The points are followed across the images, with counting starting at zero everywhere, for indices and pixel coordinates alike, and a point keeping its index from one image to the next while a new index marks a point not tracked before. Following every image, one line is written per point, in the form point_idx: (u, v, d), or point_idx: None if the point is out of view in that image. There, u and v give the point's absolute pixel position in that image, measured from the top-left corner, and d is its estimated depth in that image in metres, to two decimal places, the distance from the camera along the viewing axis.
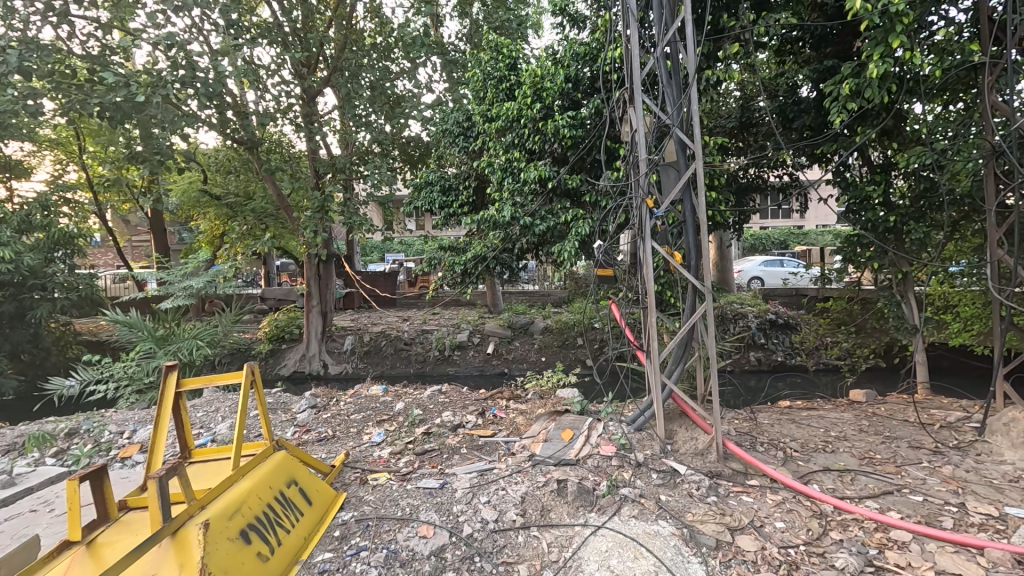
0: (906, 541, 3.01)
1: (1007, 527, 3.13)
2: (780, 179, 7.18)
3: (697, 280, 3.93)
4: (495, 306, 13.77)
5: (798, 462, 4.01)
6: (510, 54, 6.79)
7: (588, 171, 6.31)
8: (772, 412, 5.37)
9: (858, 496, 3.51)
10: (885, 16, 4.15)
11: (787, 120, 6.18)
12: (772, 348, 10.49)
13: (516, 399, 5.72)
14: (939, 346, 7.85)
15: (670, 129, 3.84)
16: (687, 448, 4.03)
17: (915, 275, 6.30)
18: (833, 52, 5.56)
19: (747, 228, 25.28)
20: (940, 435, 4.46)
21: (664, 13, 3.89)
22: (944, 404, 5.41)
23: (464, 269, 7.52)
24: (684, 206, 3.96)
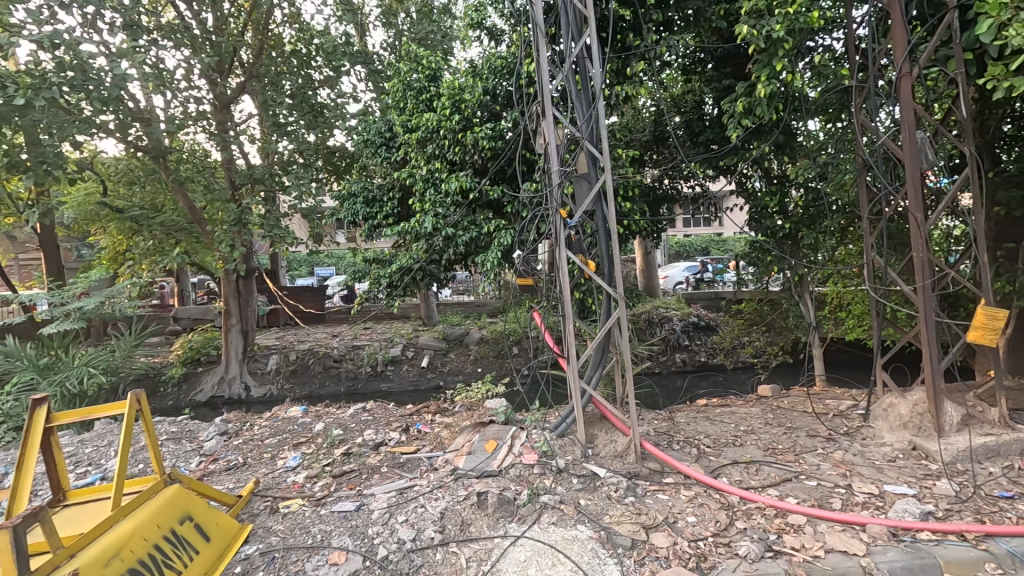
0: (801, 525, 3.24)
1: (886, 504, 3.46)
2: (692, 190, 7.62)
3: (611, 287, 4.06)
4: (430, 318, 13.63)
5: (710, 458, 4.22)
6: (430, 66, 6.80)
7: (509, 182, 6.50)
8: (689, 411, 5.63)
9: (762, 485, 3.74)
10: (769, 40, 4.56)
11: (693, 135, 6.63)
12: (695, 349, 11.04)
13: (443, 412, 5.65)
14: (839, 342, 8.79)
15: (581, 142, 3.97)
16: (607, 451, 4.14)
17: (811, 277, 6.84)
18: (731, 72, 5.99)
19: (670, 238, 26.74)
20: (833, 423, 4.86)
21: (572, 27, 4.00)
22: (838, 394, 5.92)
23: (390, 282, 7.35)
24: (596, 216, 4.09)
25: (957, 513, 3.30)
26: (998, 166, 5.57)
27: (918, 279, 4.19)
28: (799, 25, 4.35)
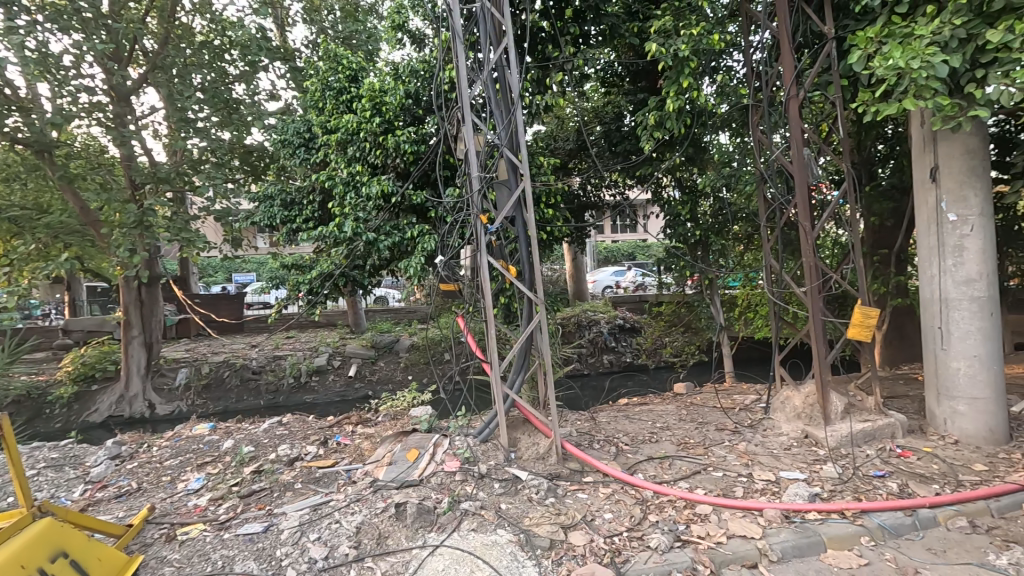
0: (707, 514, 3.44)
1: (781, 489, 3.75)
2: (613, 198, 7.93)
3: (532, 292, 4.12)
4: (358, 325, 13.22)
5: (627, 455, 4.39)
6: (350, 66, 6.61)
7: (432, 187, 6.51)
8: (610, 410, 5.83)
9: (674, 479, 3.94)
10: (676, 58, 4.90)
11: (611, 144, 6.98)
12: (621, 351, 11.47)
13: (365, 422, 5.48)
14: (748, 341, 9.47)
15: (501, 149, 4.03)
16: (529, 453, 4.18)
17: (720, 280, 7.32)
18: (646, 87, 6.51)
19: (599, 244, 27.78)
20: (738, 417, 5.23)
21: (490, 33, 4.04)
22: (743, 389, 6.38)
23: (311, 289, 7.03)
24: (516, 222, 4.15)
25: (839, 493, 3.65)
26: (874, 181, 6.26)
27: (807, 282, 4.60)
28: (702, 46, 4.79)
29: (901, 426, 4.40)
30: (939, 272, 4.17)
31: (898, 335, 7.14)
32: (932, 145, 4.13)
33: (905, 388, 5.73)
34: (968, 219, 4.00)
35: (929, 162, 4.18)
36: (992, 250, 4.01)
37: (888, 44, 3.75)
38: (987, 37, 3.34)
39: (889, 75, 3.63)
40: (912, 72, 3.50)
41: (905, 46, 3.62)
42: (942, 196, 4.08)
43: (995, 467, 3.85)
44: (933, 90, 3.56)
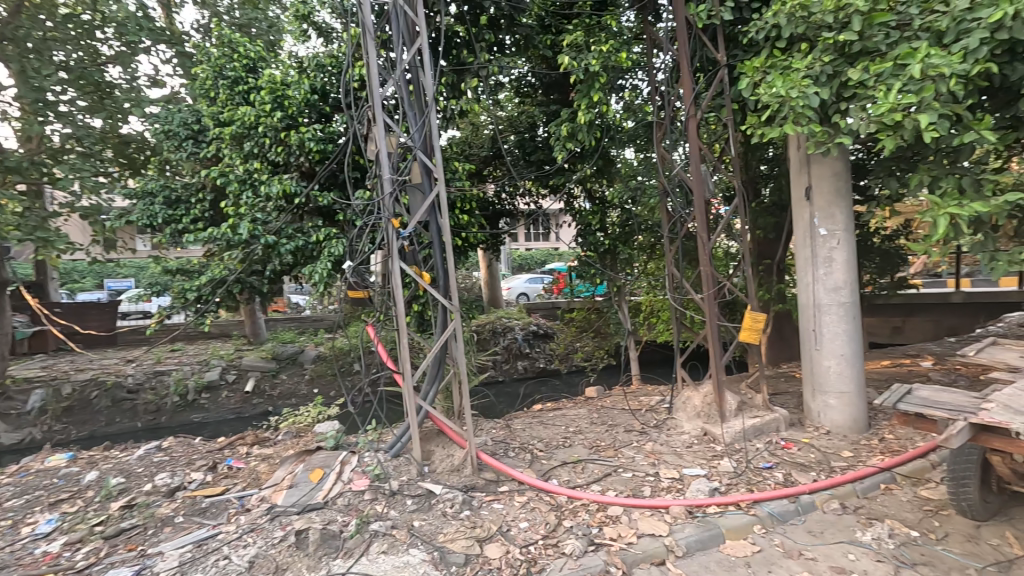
0: (618, 515, 3.53)
1: (685, 486, 3.96)
2: (527, 206, 8.03)
3: (446, 299, 4.01)
4: (257, 335, 12.21)
5: (542, 461, 4.41)
6: (248, 55, 6.10)
7: (340, 188, 6.18)
8: (525, 417, 5.85)
9: (587, 482, 4.02)
10: (587, 73, 5.12)
11: (525, 154, 7.08)
12: (535, 356, 11.65)
13: (262, 442, 5.02)
14: (651, 344, 9.94)
15: (414, 152, 3.90)
16: (444, 466, 4.05)
17: (628, 288, 7.68)
18: (557, 99, 6.72)
19: (513, 251, 28.26)
20: (644, 417, 5.48)
21: (403, 31, 3.90)
22: (649, 391, 6.71)
23: (199, 296, 6.34)
24: (430, 227, 4.02)
25: (735, 486, 3.92)
26: (758, 198, 6.91)
27: (704, 289, 4.94)
28: (610, 62, 5.04)
29: (784, 420, 4.83)
30: (812, 280, 4.66)
31: (778, 336, 7.96)
32: (806, 167, 4.62)
33: (786, 385, 6.34)
34: (835, 234, 4.53)
35: (804, 182, 4.66)
36: (854, 262, 4.56)
37: (771, 73, 4.15)
38: (849, 74, 3.81)
39: (772, 101, 4.01)
40: (791, 100, 3.89)
41: (785, 77, 4.02)
42: (815, 213, 4.58)
43: (859, 453, 4.36)
44: (808, 117, 3.98)
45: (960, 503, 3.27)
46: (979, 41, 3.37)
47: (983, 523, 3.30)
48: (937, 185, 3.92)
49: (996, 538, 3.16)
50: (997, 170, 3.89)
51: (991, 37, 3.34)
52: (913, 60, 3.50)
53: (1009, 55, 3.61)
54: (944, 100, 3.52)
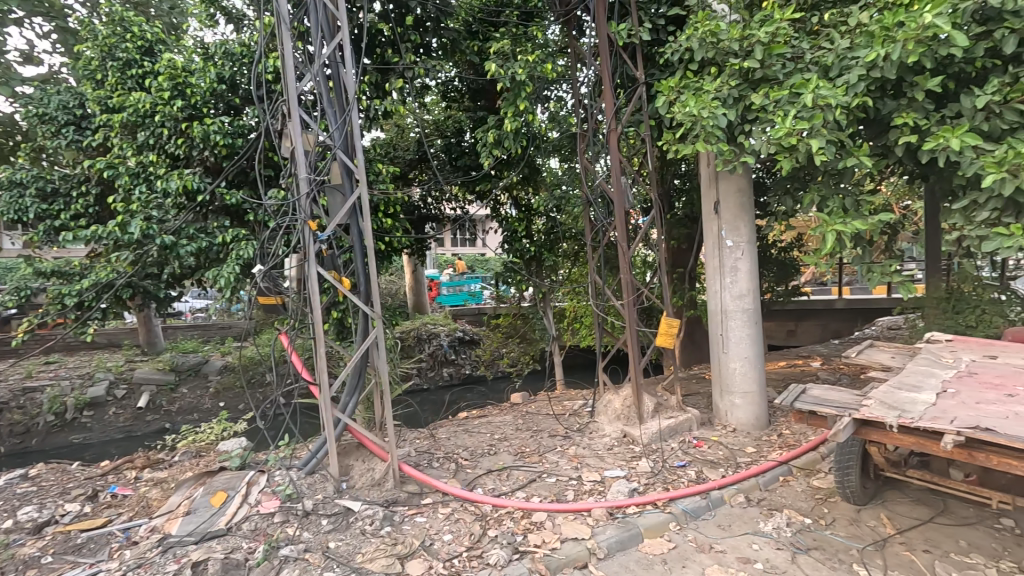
0: (542, 521, 3.55)
1: (606, 488, 4.07)
2: (454, 212, 7.95)
3: (368, 306, 3.84)
4: (153, 345, 11.10)
5: (467, 470, 4.34)
6: (144, 36, 5.55)
7: (250, 186, 5.77)
8: (450, 425, 5.74)
9: (512, 490, 4.00)
10: (514, 81, 5.17)
11: (452, 158, 7.03)
12: (460, 363, 11.55)
13: (155, 465, 4.53)
14: (575, 349, 10.22)
15: (334, 151, 3.69)
16: (363, 481, 3.86)
17: (552, 294, 7.82)
18: (484, 105, 6.70)
19: (439, 257, 27.95)
20: (567, 422, 5.59)
21: (323, 25, 3.71)
22: (572, 395, 6.86)
23: (80, 302, 5.63)
24: (350, 231, 3.83)
25: (652, 486, 4.08)
26: (673, 210, 7.33)
27: (624, 296, 5.12)
28: (536, 73, 5.13)
29: (696, 420, 5.12)
30: (720, 288, 4.99)
31: (691, 340, 8.49)
32: (715, 183, 4.95)
33: (697, 386, 6.74)
34: (740, 245, 4.89)
35: (713, 196, 4.99)
36: (756, 271, 4.95)
37: (685, 93, 4.41)
38: (752, 98, 4.13)
39: (686, 119, 4.26)
40: (702, 120, 4.16)
41: (697, 98, 4.28)
42: (722, 226, 4.93)
43: (760, 448, 4.72)
44: (717, 137, 4.27)
45: (844, 490, 3.62)
46: (857, 77, 3.79)
47: (863, 507, 3.68)
48: (825, 203, 4.35)
49: (873, 520, 3.54)
50: (872, 192, 4.39)
51: (867, 74, 3.77)
52: (805, 90, 3.86)
53: (881, 91, 4.10)
54: (830, 128, 3.92)
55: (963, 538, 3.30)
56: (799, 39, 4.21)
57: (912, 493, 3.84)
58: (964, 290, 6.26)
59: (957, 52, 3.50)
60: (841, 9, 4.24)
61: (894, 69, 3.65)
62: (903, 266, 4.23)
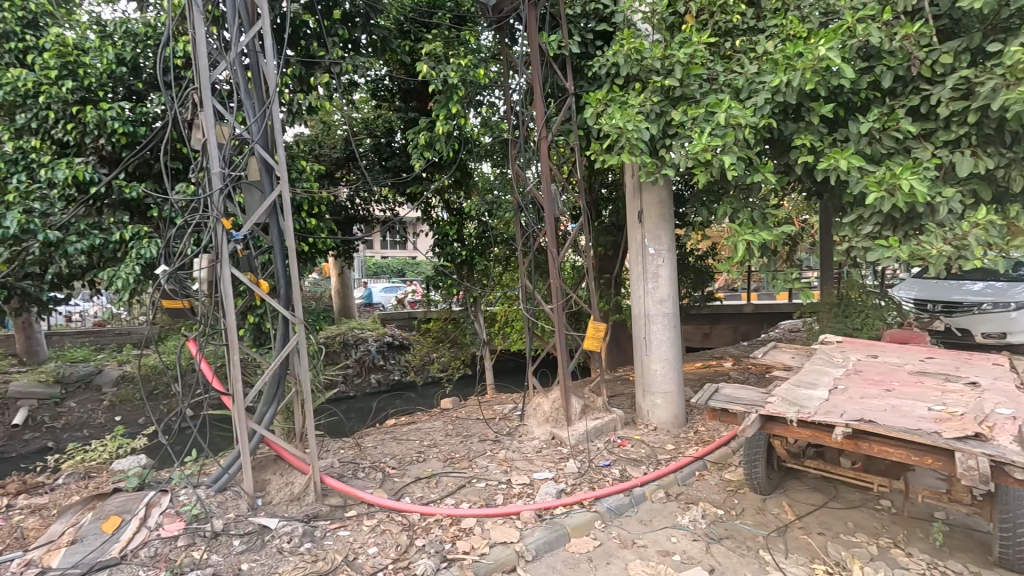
0: (471, 527, 3.52)
1: (534, 490, 4.12)
2: (383, 213, 7.72)
3: (288, 310, 3.63)
4: (34, 354, 9.88)
5: (394, 479, 4.22)
6: (27, 7, 4.97)
7: (155, 180, 5.31)
8: (378, 433, 5.57)
9: (441, 497, 3.94)
10: (445, 84, 5.15)
11: (382, 158, 6.85)
12: (389, 369, 11.25)
13: (33, 490, 4.01)
14: (506, 353, 10.29)
15: (252, 145, 3.46)
16: (281, 496, 3.64)
17: (483, 298, 7.82)
18: (416, 107, 6.58)
19: (367, 259, 27.09)
20: (497, 426, 5.60)
21: (241, 12, 3.48)
22: (502, 399, 6.89)
23: None
24: (269, 231, 3.61)
25: (579, 485, 4.18)
26: (600, 218, 7.60)
27: (554, 301, 5.23)
28: (468, 77, 5.15)
29: (620, 420, 5.32)
30: (643, 293, 5.23)
31: (616, 344, 8.83)
32: (638, 193, 5.19)
33: (622, 387, 7.02)
34: (661, 253, 5.15)
35: (637, 205, 5.23)
36: (675, 277, 5.23)
37: (611, 106, 4.58)
38: (672, 115, 4.38)
39: (612, 131, 4.43)
40: (627, 132, 4.35)
41: (622, 111, 4.47)
42: (645, 234, 5.17)
43: (679, 445, 4.98)
44: (640, 149, 4.48)
45: (752, 481, 3.90)
46: (764, 100, 4.13)
47: (768, 496, 3.99)
48: (736, 215, 4.69)
49: (776, 508, 3.85)
50: (776, 207, 4.79)
51: (772, 98, 4.12)
52: (719, 109, 4.15)
53: (783, 115, 4.49)
54: (740, 147, 4.24)
55: (850, 519, 3.67)
56: (714, 63, 4.53)
57: (809, 481, 4.22)
58: (851, 297, 7.00)
59: (845, 83, 3.92)
60: (750, 38, 4.63)
61: (794, 95, 4.03)
62: (802, 274, 4.65)
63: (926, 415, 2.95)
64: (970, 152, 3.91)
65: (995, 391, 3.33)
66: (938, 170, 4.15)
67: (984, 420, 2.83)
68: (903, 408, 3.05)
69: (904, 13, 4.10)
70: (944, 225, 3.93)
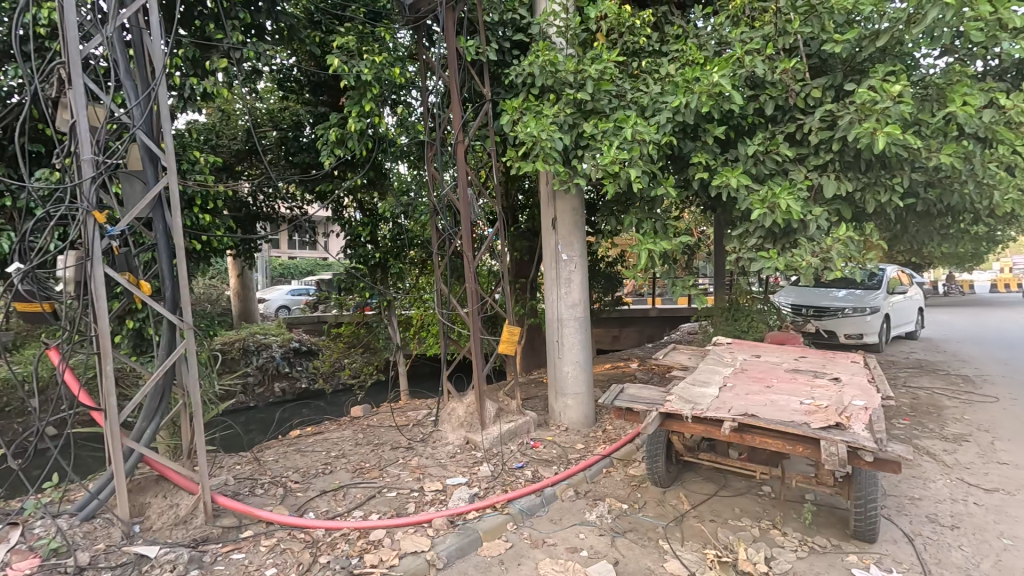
0: (380, 539, 3.40)
1: (447, 496, 4.07)
2: (290, 211, 7.25)
3: (175, 314, 3.30)
4: None
5: (297, 494, 3.97)
6: None
7: (9, 164, 4.60)
8: (280, 446, 5.21)
9: (348, 509, 3.77)
10: (358, 80, 4.99)
11: (288, 154, 6.46)
12: (296, 376, 10.60)
13: None
14: (422, 358, 10.05)
15: (132, 131, 3.10)
16: (163, 520, 3.29)
17: (397, 302, 7.63)
18: (327, 101, 6.34)
19: (273, 259, 25.39)
20: (410, 433, 5.47)
21: None
22: (416, 405, 6.74)
23: None
24: (153, 227, 3.26)
25: (492, 489, 4.19)
26: (516, 224, 7.74)
27: (469, 305, 5.20)
28: (383, 75, 5.02)
29: (533, 422, 5.42)
30: (556, 298, 5.39)
31: (531, 348, 9.00)
32: (552, 200, 5.34)
33: (536, 390, 7.16)
34: (573, 259, 5.34)
35: (551, 212, 5.37)
36: (586, 283, 5.44)
37: (527, 115, 4.67)
38: (584, 127, 4.56)
39: (527, 139, 4.52)
40: (542, 141, 4.47)
41: (537, 120, 4.57)
42: (559, 241, 5.33)
43: (588, 444, 5.17)
44: (554, 158, 4.61)
45: (653, 475, 4.15)
46: (666, 118, 4.43)
47: (667, 488, 4.26)
48: (642, 225, 4.97)
49: (674, 499, 4.12)
50: (676, 218, 5.15)
51: (673, 117, 4.44)
52: (626, 125, 4.39)
53: (683, 134, 4.85)
54: (645, 161, 4.50)
55: (737, 505, 4.02)
56: (622, 81, 4.79)
57: (702, 472, 4.57)
58: (740, 302, 7.71)
59: (735, 107, 4.32)
60: (654, 60, 4.96)
61: (692, 116, 4.37)
62: (699, 281, 5.05)
63: (798, 408, 3.31)
64: (834, 176, 4.47)
65: (852, 385, 3.82)
66: (810, 191, 4.70)
67: (843, 411, 3.24)
68: (780, 402, 3.40)
69: (782, 50, 4.62)
70: (814, 239, 4.44)
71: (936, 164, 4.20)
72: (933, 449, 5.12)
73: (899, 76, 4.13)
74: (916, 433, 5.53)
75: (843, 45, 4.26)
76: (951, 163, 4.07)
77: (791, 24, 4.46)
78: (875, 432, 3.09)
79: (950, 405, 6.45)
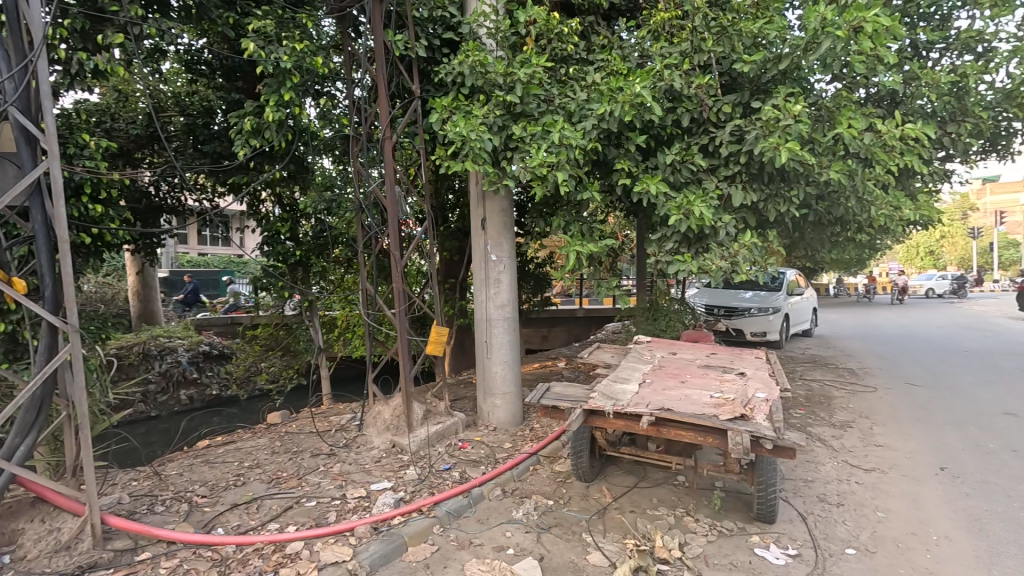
0: (298, 551, 3.23)
1: (371, 502, 3.95)
2: (199, 204, 6.71)
3: (56, 315, 2.93)
4: None
5: (204, 509, 3.68)
6: None
7: None
8: (185, 458, 4.80)
9: (262, 523, 3.55)
10: (276, 67, 4.71)
11: (197, 142, 5.97)
12: (206, 382, 9.83)
13: None
14: (346, 360, 9.68)
15: (5, 108, 2.72)
16: (41, 547, 2.94)
17: (320, 302, 7.30)
18: (243, 88, 5.94)
19: (179, 255, 23.39)
20: (333, 438, 5.25)
21: None
22: (339, 409, 6.48)
23: None
24: (30, 216, 2.88)
25: (418, 492, 4.12)
26: (445, 223, 7.66)
27: (396, 305, 5.08)
28: (304, 64, 4.77)
29: (461, 423, 5.40)
30: (485, 298, 5.41)
31: (460, 348, 8.94)
32: (482, 200, 5.34)
33: (464, 391, 7.12)
34: (502, 260, 5.37)
35: (481, 212, 5.37)
36: (514, 283, 5.49)
37: (456, 114, 4.64)
38: (513, 129, 4.60)
39: (456, 138, 4.49)
40: (471, 141, 4.45)
41: (467, 120, 4.55)
42: (488, 242, 5.35)
43: (515, 443, 5.23)
44: (484, 159, 4.61)
45: (578, 470, 4.27)
46: (591, 125, 4.58)
47: (590, 483, 4.40)
48: (568, 227, 5.11)
49: (597, 493, 4.26)
50: (601, 222, 5.34)
51: (598, 124, 4.60)
52: (554, 130, 4.50)
53: (608, 140, 5.04)
54: (572, 165, 4.62)
55: (654, 496, 4.23)
56: (550, 86, 4.89)
57: (624, 466, 4.77)
58: (660, 303, 8.13)
59: (655, 118, 4.54)
60: (581, 68, 5.11)
61: (616, 123, 4.54)
62: (622, 282, 5.26)
63: (708, 401, 3.54)
64: (742, 187, 4.84)
65: (756, 379, 4.15)
66: (721, 200, 5.06)
67: (747, 404, 3.51)
68: (692, 397, 3.62)
69: (697, 67, 4.93)
70: (724, 244, 4.78)
71: (826, 179, 4.66)
72: (823, 436, 5.68)
73: (796, 98, 4.55)
74: (810, 422, 6.12)
75: (750, 66, 4.62)
76: (838, 179, 4.54)
77: (706, 42, 4.80)
78: (774, 421, 3.37)
79: (838, 396, 7.19)
